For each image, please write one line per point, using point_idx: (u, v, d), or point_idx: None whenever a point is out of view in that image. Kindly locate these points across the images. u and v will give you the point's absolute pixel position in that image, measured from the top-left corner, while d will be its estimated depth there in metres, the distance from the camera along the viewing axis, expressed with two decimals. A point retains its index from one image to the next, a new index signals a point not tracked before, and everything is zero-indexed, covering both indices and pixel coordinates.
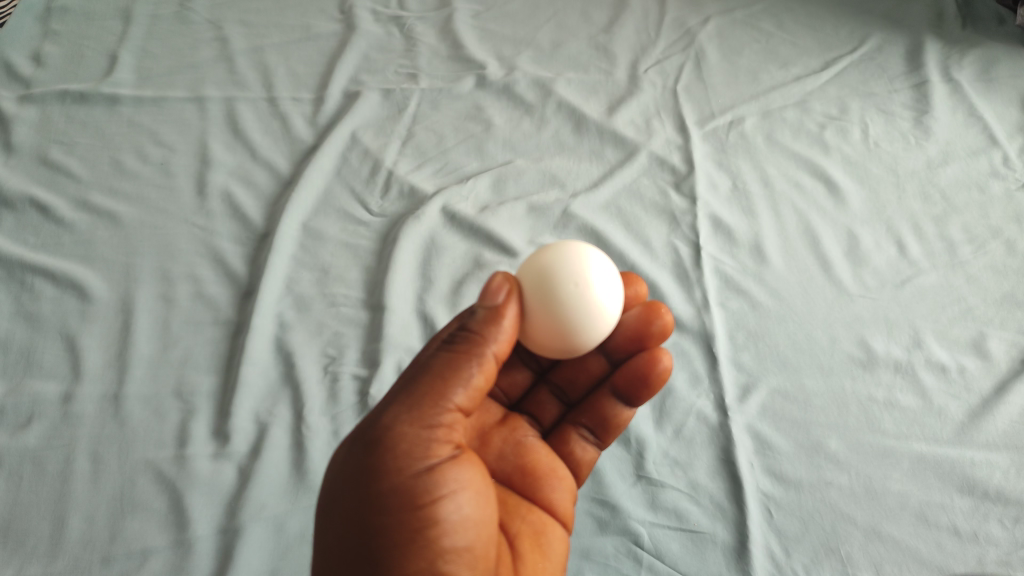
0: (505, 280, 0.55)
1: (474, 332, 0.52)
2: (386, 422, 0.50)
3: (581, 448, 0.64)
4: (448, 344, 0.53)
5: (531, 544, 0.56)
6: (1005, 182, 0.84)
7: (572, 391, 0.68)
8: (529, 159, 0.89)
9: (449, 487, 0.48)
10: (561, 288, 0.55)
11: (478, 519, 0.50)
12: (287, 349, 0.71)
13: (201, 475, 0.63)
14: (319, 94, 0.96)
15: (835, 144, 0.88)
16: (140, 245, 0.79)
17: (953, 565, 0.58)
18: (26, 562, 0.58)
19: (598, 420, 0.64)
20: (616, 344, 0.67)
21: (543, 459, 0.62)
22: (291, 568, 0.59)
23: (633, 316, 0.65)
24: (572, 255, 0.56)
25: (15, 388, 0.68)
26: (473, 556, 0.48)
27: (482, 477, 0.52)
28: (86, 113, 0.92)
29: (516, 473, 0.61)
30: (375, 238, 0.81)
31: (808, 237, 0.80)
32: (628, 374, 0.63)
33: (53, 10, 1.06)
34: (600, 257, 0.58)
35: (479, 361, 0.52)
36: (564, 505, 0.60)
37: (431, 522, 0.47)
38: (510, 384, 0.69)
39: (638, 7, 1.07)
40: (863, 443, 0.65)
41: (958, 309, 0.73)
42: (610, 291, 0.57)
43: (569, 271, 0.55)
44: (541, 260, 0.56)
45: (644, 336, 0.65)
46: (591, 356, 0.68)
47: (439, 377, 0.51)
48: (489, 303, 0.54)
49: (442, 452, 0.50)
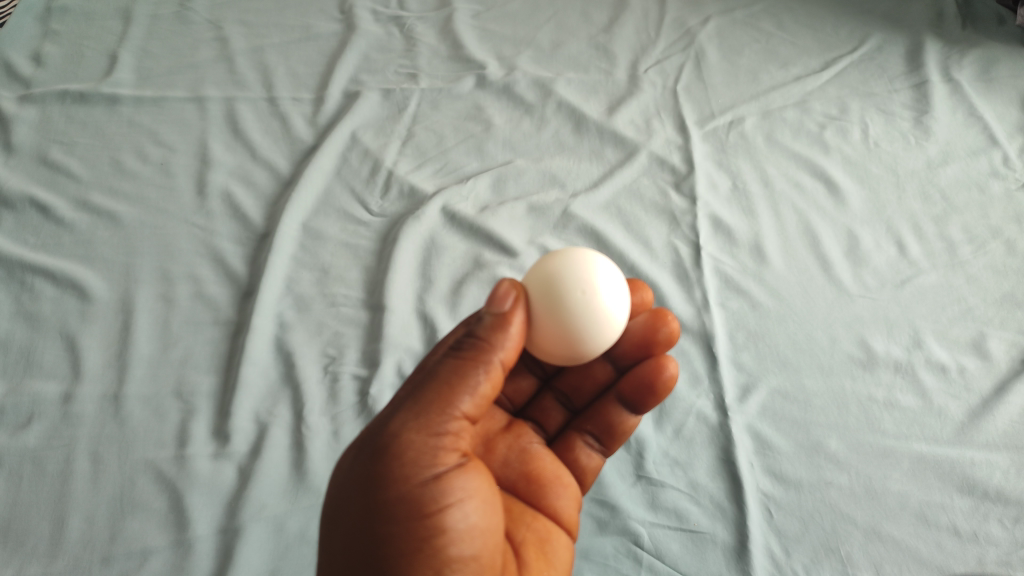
0: (512, 286, 0.54)
1: (481, 339, 0.52)
2: (393, 429, 0.50)
3: (586, 455, 0.64)
4: (455, 351, 0.53)
5: (536, 552, 0.56)
6: (1004, 182, 0.84)
7: (577, 398, 0.69)
8: (529, 159, 0.89)
9: (456, 495, 0.48)
10: (569, 295, 0.54)
11: (484, 527, 0.49)
12: (287, 349, 0.71)
13: (201, 475, 0.63)
14: (319, 94, 0.96)
15: (835, 144, 0.88)
16: (140, 245, 0.79)
17: (953, 565, 0.58)
18: (26, 562, 0.58)
19: (603, 426, 0.64)
20: (623, 351, 0.66)
21: (548, 466, 0.62)
22: (291, 569, 0.59)
23: (639, 323, 0.66)
24: (579, 261, 0.56)
25: (14, 388, 0.68)
26: (479, 565, 0.49)
27: (489, 485, 0.52)
28: (86, 113, 0.92)
29: (521, 480, 0.61)
30: (375, 238, 0.81)
31: (808, 238, 0.80)
32: (634, 381, 0.63)
33: (53, 10, 1.06)
34: (607, 264, 0.58)
35: (486, 368, 0.51)
36: (569, 512, 0.59)
37: (437, 530, 0.47)
38: (515, 391, 0.70)
39: (638, 7, 1.07)
40: (863, 443, 0.65)
41: (958, 309, 0.73)
42: (617, 298, 0.56)
43: (576, 278, 0.55)
44: (549, 266, 0.56)
45: (650, 343, 0.65)
46: (597, 364, 0.68)
47: (446, 384, 0.51)
48: (496, 309, 0.53)
49: (448, 460, 0.50)
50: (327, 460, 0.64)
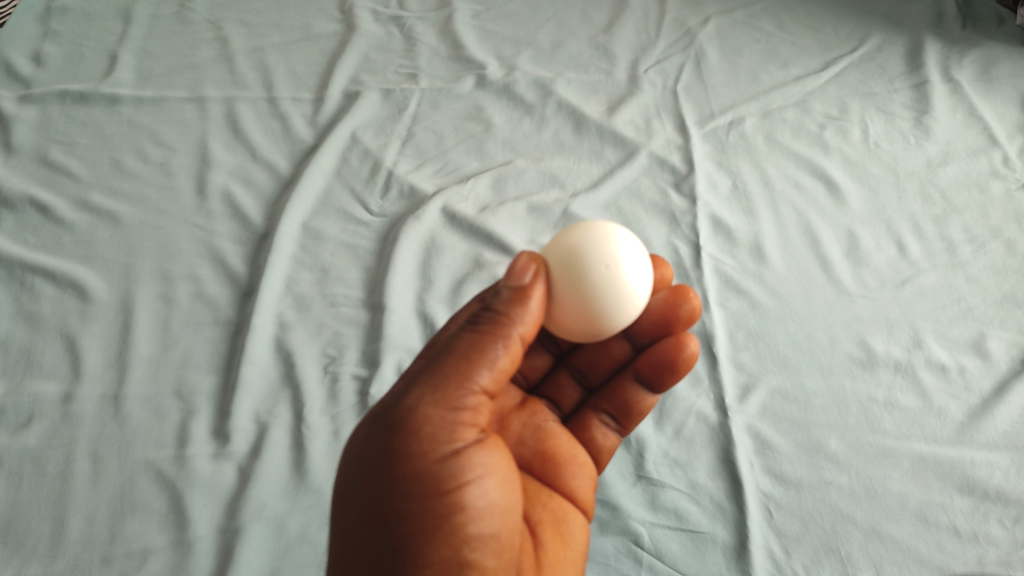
0: (531, 260, 0.54)
1: (499, 313, 0.52)
2: (409, 404, 0.50)
3: (602, 435, 0.64)
4: (473, 325, 0.52)
5: (552, 533, 0.56)
6: (1004, 182, 0.84)
7: (592, 375, 0.70)
8: (529, 158, 0.89)
9: (476, 472, 0.48)
10: (592, 269, 0.54)
11: (503, 505, 0.50)
12: (287, 349, 0.71)
13: (201, 475, 0.63)
14: (319, 95, 0.96)
15: (835, 144, 0.88)
16: (140, 245, 0.79)
17: (952, 566, 0.58)
18: (26, 562, 0.58)
19: (620, 406, 0.65)
20: (641, 330, 0.67)
21: (564, 444, 0.62)
22: (291, 568, 0.59)
23: (660, 300, 0.65)
24: (600, 235, 0.56)
25: (15, 388, 0.68)
26: (498, 544, 0.49)
27: (508, 462, 0.52)
28: (86, 113, 0.92)
29: (536, 458, 0.61)
30: (376, 238, 0.81)
31: (808, 238, 0.80)
32: (653, 359, 0.64)
33: (53, 11, 1.06)
34: (628, 237, 0.57)
35: (505, 342, 0.51)
36: (584, 492, 0.60)
37: (456, 507, 0.47)
38: (530, 367, 0.70)
39: (638, 7, 1.07)
40: (864, 443, 0.65)
41: (958, 308, 0.73)
42: (639, 273, 0.56)
43: (599, 252, 0.55)
44: (569, 240, 0.56)
45: (670, 321, 0.65)
46: (614, 341, 0.69)
47: (465, 358, 0.51)
48: (515, 283, 0.53)
49: (467, 435, 0.50)
50: (327, 460, 0.64)
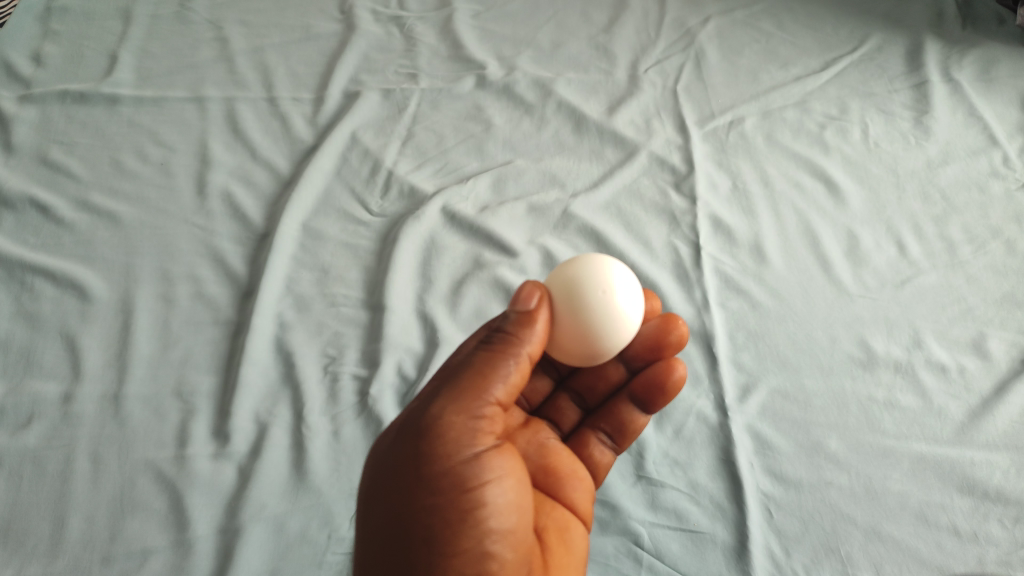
0: (535, 286, 0.54)
1: (510, 333, 0.52)
2: (432, 412, 0.50)
3: (599, 452, 0.64)
4: (486, 344, 0.53)
5: (557, 539, 0.56)
6: (1004, 182, 0.84)
7: (590, 398, 0.70)
8: (529, 159, 0.89)
9: (494, 473, 0.49)
10: (588, 295, 0.54)
11: (520, 504, 0.50)
12: (287, 349, 0.71)
13: (201, 475, 0.63)
14: (319, 95, 0.96)
15: (835, 144, 0.88)
16: (141, 245, 0.79)
17: (952, 565, 0.58)
18: (26, 562, 0.58)
19: (616, 425, 0.65)
20: (635, 353, 0.67)
21: (565, 461, 0.62)
22: (291, 569, 0.58)
23: (650, 327, 0.66)
24: (595, 264, 0.56)
25: (15, 388, 0.68)
26: (516, 539, 0.49)
27: (523, 467, 0.52)
28: (86, 113, 0.92)
29: (539, 472, 0.62)
30: (375, 238, 0.81)
31: (809, 238, 0.80)
32: (645, 381, 0.64)
33: (53, 11, 1.06)
34: (622, 268, 0.57)
35: (518, 359, 0.52)
36: (584, 505, 0.60)
37: (477, 504, 0.47)
38: (532, 392, 0.71)
39: (638, 7, 1.07)
40: (863, 443, 0.65)
41: (958, 308, 0.73)
42: (633, 299, 0.56)
43: (594, 279, 0.55)
44: (569, 270, 0.56)
45: (660, 346, 0.66)
46: (610, 365, 0.69)
47: (480, 373, 0.51)
48: (522, 307, 0.53)
49: (486, 441, 0.50)
50: (327, 460, 0.64)
